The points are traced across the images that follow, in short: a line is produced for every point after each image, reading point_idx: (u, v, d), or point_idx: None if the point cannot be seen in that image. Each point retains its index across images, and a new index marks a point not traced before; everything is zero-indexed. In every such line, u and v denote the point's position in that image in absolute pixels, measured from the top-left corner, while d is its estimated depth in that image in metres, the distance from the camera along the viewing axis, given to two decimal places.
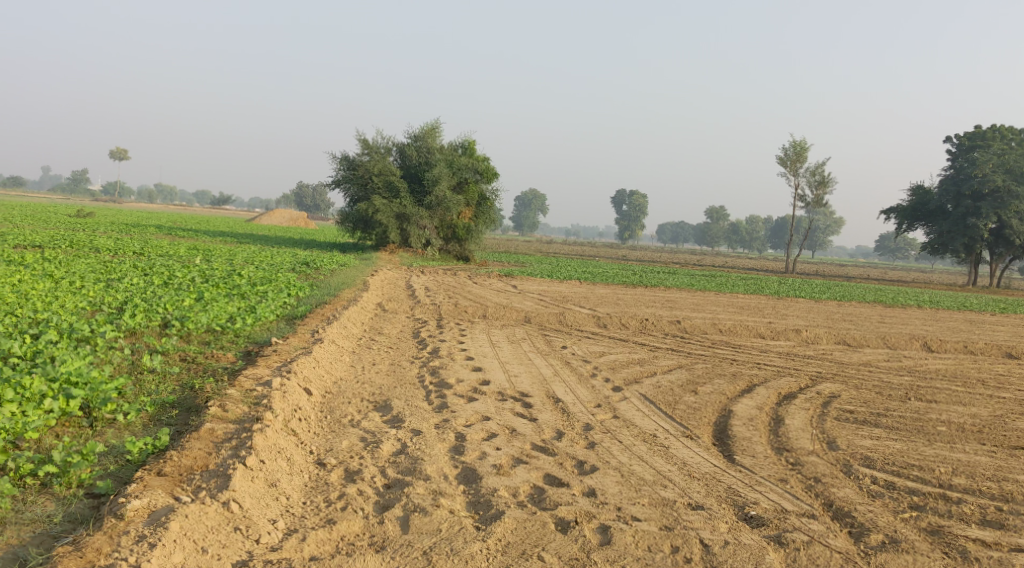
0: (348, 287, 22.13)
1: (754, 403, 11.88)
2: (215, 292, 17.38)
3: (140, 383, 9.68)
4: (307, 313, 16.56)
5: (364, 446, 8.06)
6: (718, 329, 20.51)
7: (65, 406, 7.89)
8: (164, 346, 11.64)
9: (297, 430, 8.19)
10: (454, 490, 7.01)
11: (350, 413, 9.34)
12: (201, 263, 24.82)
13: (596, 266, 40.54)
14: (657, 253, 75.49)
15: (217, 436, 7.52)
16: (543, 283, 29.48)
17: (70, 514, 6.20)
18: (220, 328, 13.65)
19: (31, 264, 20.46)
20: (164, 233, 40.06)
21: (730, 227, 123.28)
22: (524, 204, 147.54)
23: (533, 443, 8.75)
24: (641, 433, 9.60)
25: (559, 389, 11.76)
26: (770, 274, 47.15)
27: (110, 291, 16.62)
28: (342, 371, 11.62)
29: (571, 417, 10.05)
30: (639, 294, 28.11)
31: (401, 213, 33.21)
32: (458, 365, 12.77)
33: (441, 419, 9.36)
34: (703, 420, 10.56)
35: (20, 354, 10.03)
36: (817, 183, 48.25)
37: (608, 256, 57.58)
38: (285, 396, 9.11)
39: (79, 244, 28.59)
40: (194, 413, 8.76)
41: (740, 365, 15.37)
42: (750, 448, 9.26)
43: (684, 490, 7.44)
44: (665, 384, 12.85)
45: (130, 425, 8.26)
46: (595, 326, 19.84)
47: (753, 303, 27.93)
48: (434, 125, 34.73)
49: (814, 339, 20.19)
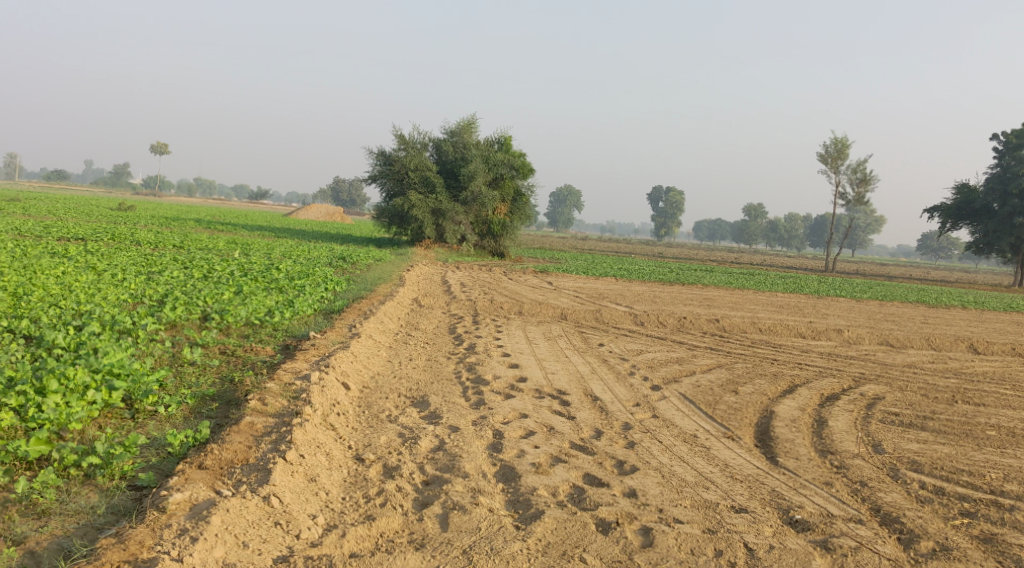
0: (384, 282, 22.19)
1: (797, 405, 11.66)
2: (253, 286, 17.51)
3: (181, 375, 9.75)
4: (344, 307, 16.61)
5: (403, 442, 8.03)
6: (757, 328, 20.24)
7: (108, 398, 7.96)
8: (204, 339, 11.74)
9: (335, 425, 8.17)
10: (493, 489, 6.95)
11: (388, 408, 9.32)
12: (240, 256, 25.05)
13: (632, 263, 40.32)
14: (692, 250, 74.89)
15: (257, 430, 7.54)
16: (579, 279, 29.33)
17: (113, 506, 6.24)
18: (259, 321, 13.73)
19: (74, 256, 20.79)
20: (204, 227, 40.56)
21: (768, 225, 121.94)
22: (559, 200, 147.35)
23: (572, 441, 8.65)
24: (681, 433, 9.46)
25: (597, 387, 11.65)
26: (809, 273, 46.48)
27: (151, 283, 16.80)
28: (379, 365, 11.61)
29: (609, 416, 9.94)
30: (676, 292, 27.85)
31: (437, 208, 33.25)
32: (495, 361, 12.71)
33: (479, 416, 9.29)
34: (744, 421, 10.39)
35: (64, 345, 10.15)
36: (858, 181, 47.51)
37: (644, 253, 57.21)
38: (323, 390, 9.11)
39: (121, 236, 29.02)
40: (234, 406, 8.81)
41: (781, 366, 15.12)
42: (793, 450, 9.08)
43: (728, 493, 7.30)
44: (704, 384, 12.68)
45: (171, 417, 8.31)
46: (632, 323, 19.67)
47: (792, 302, 27.53)
48: (470, 120, 34.74)
49: (856, 339, 19.84)
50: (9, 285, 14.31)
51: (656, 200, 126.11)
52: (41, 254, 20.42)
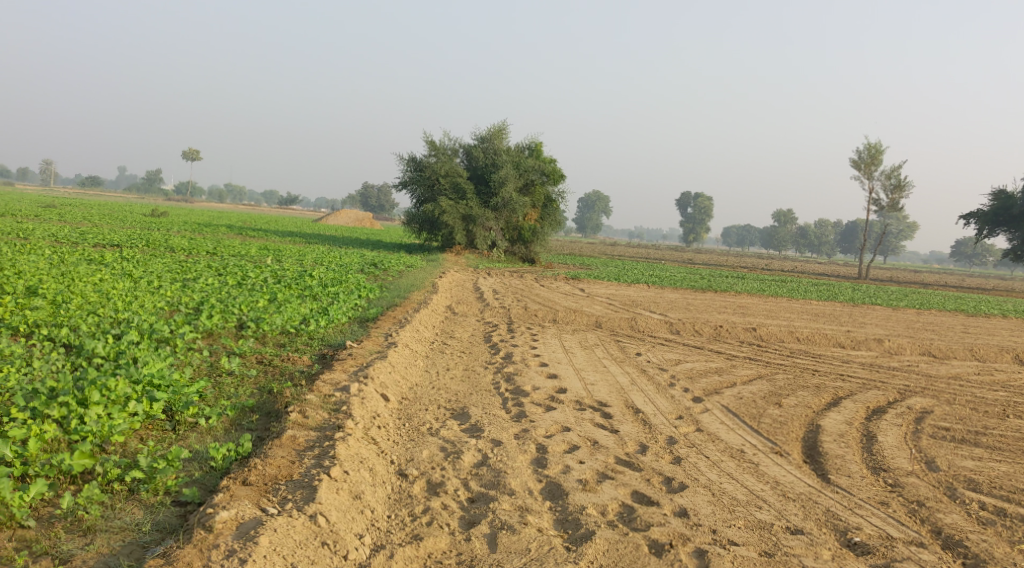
0: (417, 289, 22.09)
1: (843, 418, 11.37)
2: (288, 293, 17.49)
3: (220, 385, 9.70)
4: (379, 315, 16.53)
5: (445, 457, 7.89)
6: (795, 337, 19.88)
7: (149, 409, 7.91)
8: (241, 348, 11.69)
9: (377, 438, 8.05)
10: (541, 507, 6.87)
11: (429, 420, 9.18)
12: (273, 263, 25.11)
13: (663, 270, 39.97)
14: (723, 256, 74.21)
15: (299, 444, 7.45)
16: (611, 286, 29.09)
17: (158, 523, 6.16)
18: (294, 330, 13.68)
19: (109, 263, 20.94)
20: (236, 233, 40.75)
21: (798, 230, 120.71)
22: (587, 205, 146.98)
23: (617, 456, 8.48)
24: (727, 447, 9.25)
25: (638, 398, 11.43)
26: (843, 280, 45.78)
27: (187, 291, 16.83)
28: (417, 376, 11.48)
29: (653, 429, 9.74)
30: (710, 299, 27.52)
31: (468, 214, 33.17)
32: (534, 371, 12.53)
33: (521, 428, 9.13)
34: (790, 435, 10.14)
35: (103, 354, 10.14)
36: (892, 187, 46.80)
37: (674, 259, 56.72)
38: (363, 403, 9.01)
39: (155, 243, 29.24)
40: (274, 418, 8.72)
41: (823, 377, 14.79)
42: (844, 467, 8.83)
43: (782, 513, 7.13)
44: (747, 396, 12.41)
45: (212, 429, 8.24)
46: (668, 332, 19.42)
47: (829, 310, 27.09)
48: (501, 126, 34.62)
49: (897, 349, 19.42)
50: (48, 293, 14.39)
51: (685, 205, 125.24)
52: (77, 260, 20.58)
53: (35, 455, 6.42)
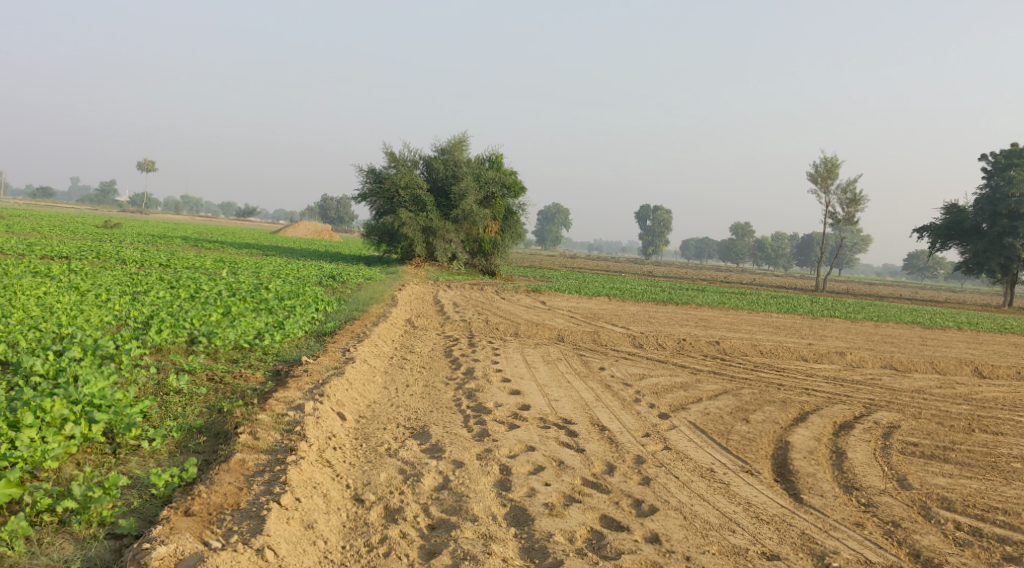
0: (376, 302, 21.59)
1: (812, 434, 11.19)
2: (242, 307, 16.92)
3: (166, 405, 9.18)
4: (336, 329, 16.01)
5: (404, 480, 7.49)
6: (759, 350, 19.78)
7: (87, 432, 7.40)
8: (192, 365, 11.16)
9: (332, 461, 7.62)
10: (506, 535, 6.53)
11: (387, 440, 8.75)
12: (229, 275, 24.52)
13: (625, 282, 39.73)
14: (682, 269, 74.28)
15: (249, 468, 7.00)
16: (573, 299, 28.81)
17: (89, 559, 5.70)
18: (249, 345, 13.15)
19: (56, 275, 20.19)
20: (190, 245, 39.62)
21: (755, 244, 121.92)
22: (547, 218, 147.32)
23: (584, 477, 8.15)
24: (697, 467, 8.98)
25: (603, 415, 11.11)
26: (801, 292, 46.02)
27: (136, 304, 16.18)
28: (375, 393, 11.03)
29: (620, 448, 9.42)
30: (672, 312, 27.33)
31: (427, 226, 32.75)
32: (496, 388, 12.15)
33: (484, 448, 8.75)
34: (760, 453, 9.91)
35: (42, 373, 9.60)
36: (848, 201, 47.42)
37: (635, 272, 56.53)
38: (318, 423, 8.58)
39: (106, 254, 28.44)
40: (223, 439, 8.23)
41: (789, 392, 14.63)
42: (817, 486, 8.66)
43: (756, 536, 7.00)
44: (713, 411, 12.19)
45: (155, 453, 7.73)
46: (631, 345, 19.20)
47: (790, 323, 27.11)
48: (462, 138, 34.31)
49: (859, 363, 19.40)
50: None
51: (644, 218, 125.84)
52: (20, 273, 19.76)
53: None
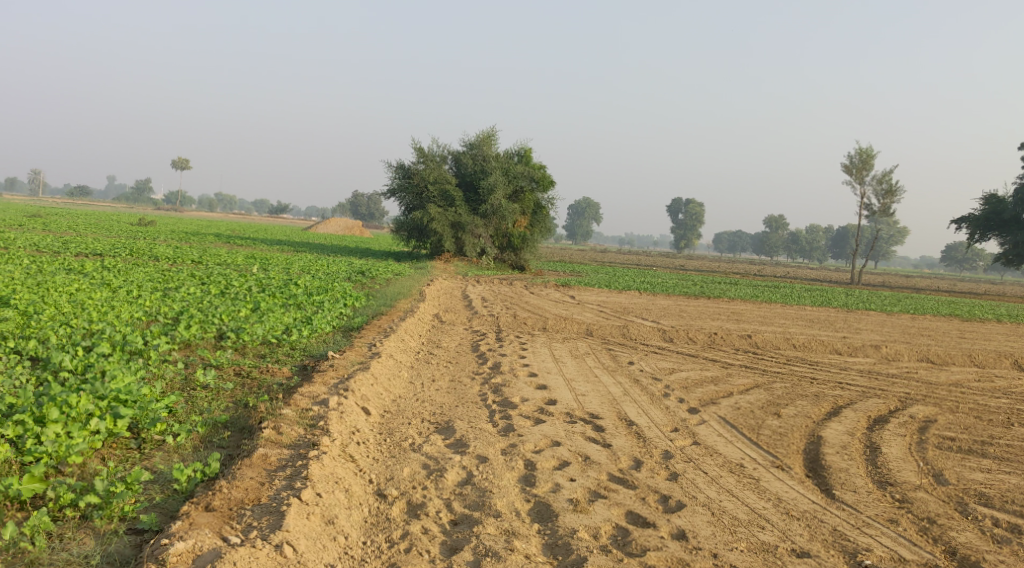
0: (404, 297, 21.58)
1: (845, 429, 10.96)
2: (271, 302, 16.98)
3: (192, 400, 9.19)
4: (364, 324, 16.01)
5: (427, 475, 7.42)
6: (791, 344, 19.47)
7: (112, 427, 7.41)
8: (219, 360, 11.20)
9: (355, 456, 7.57)
10: (529, 531, 6.43)
11: (411, 435, 8.69)
12: (259, 271, 24.68)
13: (656, 276, 39.41)
14: (714, 263, 73.59)
15: (271, 463, 6.97)
16: (602, 293, 28.63)
17: (109, 555, 5.69)
18: (276, 340, 13.17)
19: (90, 272, 20.41)
20: (222, 242, 39.94)
21: (789, 237, 120.54)
22: (577, 212, 146.90)
23: (610, 473, 8.02)
24: (726, 462, 8.81)
25: (631, 410, 10.96)
26: (836, 286, 45.35)
27: (166, 301, 16.31)
28: (401, 388, 10.99)
29: (647, 443, 9.28)
30: (703, 306, 27.04)
31: (456, 221, 32.69)
32: (522, 382, 12.07)
33: (509, 444, 8.66)
34: (792, 448, 9.71)
35: (71, 368, 9.68)
36: (883, 192, 46.66)
37: (666, 266, 56.13)
38: (342, 417, 8.54)
39: (139, 251, 28.75)
40: (248, 434, 8.21)
41: (822, 386, 14.36)
42: (849, 481, 8.46)
43: (786, 533, 6.83)
44: (744, 406, 11.99)
45: (180, 447, 7.72)
46: (661, 339, 19.01)
47: (823, 316, 26.70)
48: (490, 133, 34.16)
49: (894, 356, 19.04)
50: (19, 303, 13.89)
51: (676, 212, 124.93)
52: (55, 270, 20.04)
53: None
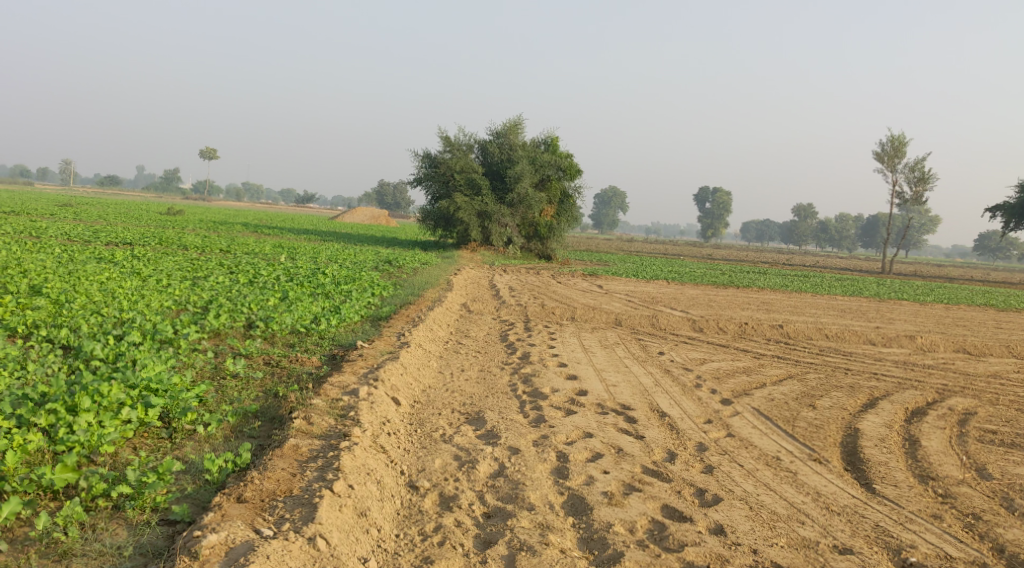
0: (432, 286, 21.53)
1: (882, 421, 10.72)
2: (299, 291, 16.99)
3: (222, 389, 9.16)
4: (392, 313, 15.95)
5: (459, 466, 7.32)
6: (824, 334, 19.17)
7: (143, 417, 7.41)
8: (249, 349, 11.18)
9: (387, 447, 7.50)
10: (563, 525, 6.33)
11: (442, 426, 8.61)
12: (287, 261, 24.75)
13: (684, 266, 39.07)
14: (743, 252, 72.93)
15: (302, 453, 6.91)
16: (630, 283, 28.41)
17: (142, 546, 5.65)
18: (305, 329, 13.13)
19: (120, 261, 20.55)
20: (250, 232, 40.13)
21: (818, 226, 119.23)
22: (603, 201, 146.29)
23: (644, 465, 7.88)
24: (762, 455, 8.64)
25: (663, 401, 10.81)
26: (867, 275, 44.72)
27: (196, 290, 16.37)
28: (430, 378, 10.90)
29: (681, 435, 9.12)
30: (732, 296, 26.74)
31: (483, 210, 32.56)
32: (552, 372, 11.95)
33: (541, 435, 8.54)
34: (829, 440, 9.50)
35: (102, 357, 9.70)
36: (916, 180, 45.90)
37: (693, 255, 55.74)
38: (373, 408, 8.47)
39: (168, 240, 28.97)
40: (278, 424, 8.16)
41: (856, 377, 14.10)
42: (890, 476, 8.26)
43: (827, 529, 6.66)
44: (778, 397, 11.78)
45: (211, 437, 7.67)
46: (691, 329, 18.79)
47: (856, 306, 26.29)
48: (517, 121, 33.94)
49: (930, 347, 18.69)
50: (51, 292, 13.96)
51: (703, 200, 123.90)
52: (86, 259, 20.19)
53: (14, 468, 5.95)
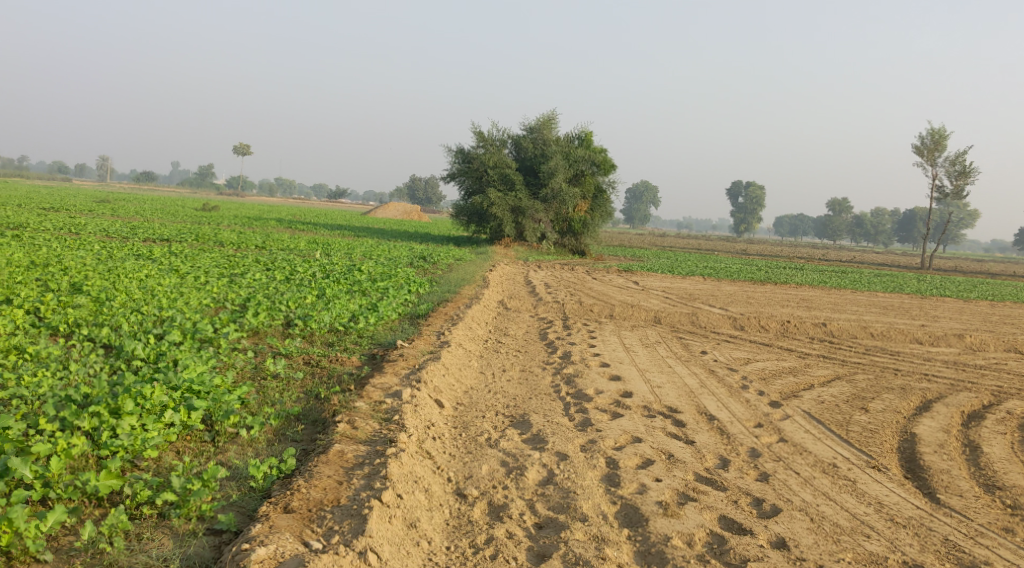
0: (467, 283, 21.34)
1: (939, 425, 10.35)
2: (336, 289, 16.89)
3: (264, 390, 9.02)
4: (429, 311, 15.79)
5: (507, 473, 7.12)
6: (869, 333, 18.69)
7: (186, 420, 7.30)
8: (288, 349, 11.05)
9: (432, 452, 7.32)
10: (619, 538, 6.15)
11: (487, 430, 8.40)
12: (323, 257, 24.74)
13: (720, 261, 38.50)
14: (777, 247, 71.99)
15: (347, 460, 6.76)
16: (667, 279, 28.03)
17: (188, 558, 5.52)
18: (344, 328, 12.97)
19: (157, 258, 20.57)
20: (285, 227, 40.21)
21: (854, 220, 117.59)
22: (636, 196, 145.47)
23: (697, 472, 7.64)
24: (818, 461, 8.35)
25: (711, 404, 10.52)
26: (908, 270, 43.87)
27: (234, 287, 16.35)
28: (471, 379, 10.70)
29: (732, 440, 8.85)
30: (772, 292, 26.28)
31: (517, 206, 32.34)
32: (595, 373, 11.70)
33: (588, 440, 8.29)
34: (886, 445, 9.18)
35: (144, 357, 9.65)
36: (956, 173, 44.91)
37: (727, 250, 55.01)
38: (416, 411, 8.28)
39: (204, 236, 29.12)
40: (321, 427, 8.01)
41: (907, 378, 13.69)
42: (954, 484, 7.96)
43: (895, 544, 6.45)
44: (828, 399, 11.44)
45: (254, 441, 7.52)
46: (732, 327, 18.43)
47: (899, 304, 25.69)
48: (551, 116, 33.66)
49: (980, 346, 18.16)
50: (91, 290, 13.97)
51: (736, 195, 122.59)
52: (125, 256, 20.27)
53: (58, 475, 5.86)
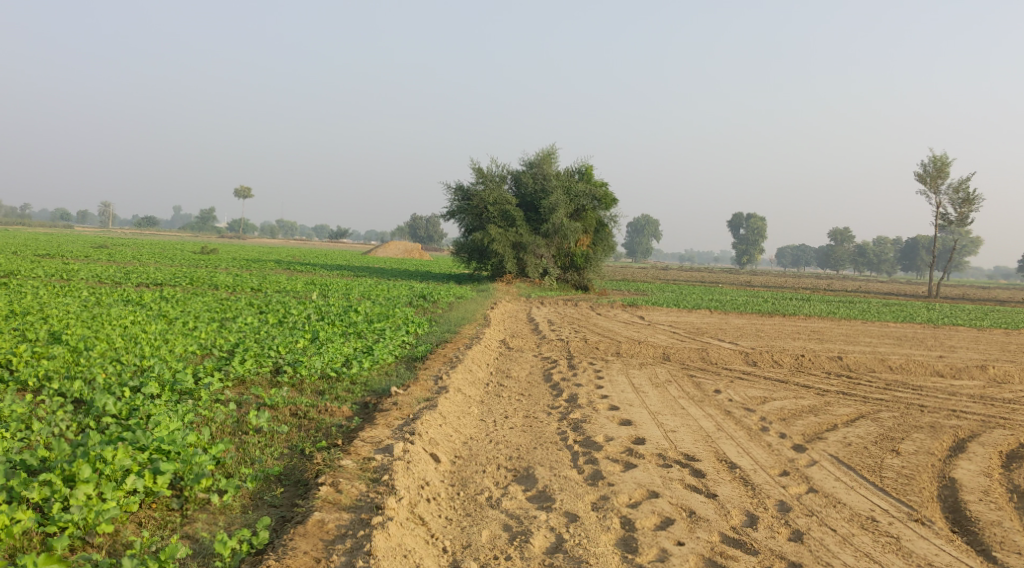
0: (468, 322, 20.57)
1: (978, 469, 9.53)
2: (330, 331, 16.14)
3: (244, 447, 8.17)
4: (427, 353, 14.99)
5: (510, 540, 6.38)
6: (887, 366, 17.87)
7: (150, 485, 6.51)
8: (274, 400, 10.18)
9: (426, 518, 6.59)
10: None
11: (488, 487, 7.61)
12: (320, 298, 24.06)
13: (725, 293, 37.75)
14: (782, 279, 71.00)
15: (328, 532, 6.16)
16: (672, 313, 27.28)
17: None
18: (335, 373, 12.18)
19: (147, 303, 19.84)
20: (284, 268, 39.63)
21: (857, 250, 117.02)
22: (637, 229, 145.11)
23: (723, 532, 6.88)
24: (856, 514, 7.55)
25: (730, 449, 9.71)
26: (917, 300, 42.97)
27: (223, 332, 15.57)
28: (471, 428, 9.90)
29: (758, 491, 8.06)
30: (781, 324, 25.48)
31: (518, 242, 31.70)
32: (604, 417, 10.90)
33: (600, 496, 7.51)
34: (926, 494, 8.36)
35: (115, 413, 8.81)
36: (960, 201, 44.32)
37: (729, 283, 54.17)
38: (409, 468, 7.50)
39: (199, 280, 28.39)
40: (303, 489, 7.21)
41: (934, 415, 12.85)
42: (1009, 537, 7.19)
43: None
44: (855, 441, 10.62)
45: (227, 508, 6.73)
46: (744, 363, 17.64)
47: (914, 334, 24.86)
48: (551, 150, 33.07)
49: (1004, 378, 17.35)
50: (69, 339, 13.19)
51: (737, 227, 122.16)
52: (114, 302, 19.53)
53: None
